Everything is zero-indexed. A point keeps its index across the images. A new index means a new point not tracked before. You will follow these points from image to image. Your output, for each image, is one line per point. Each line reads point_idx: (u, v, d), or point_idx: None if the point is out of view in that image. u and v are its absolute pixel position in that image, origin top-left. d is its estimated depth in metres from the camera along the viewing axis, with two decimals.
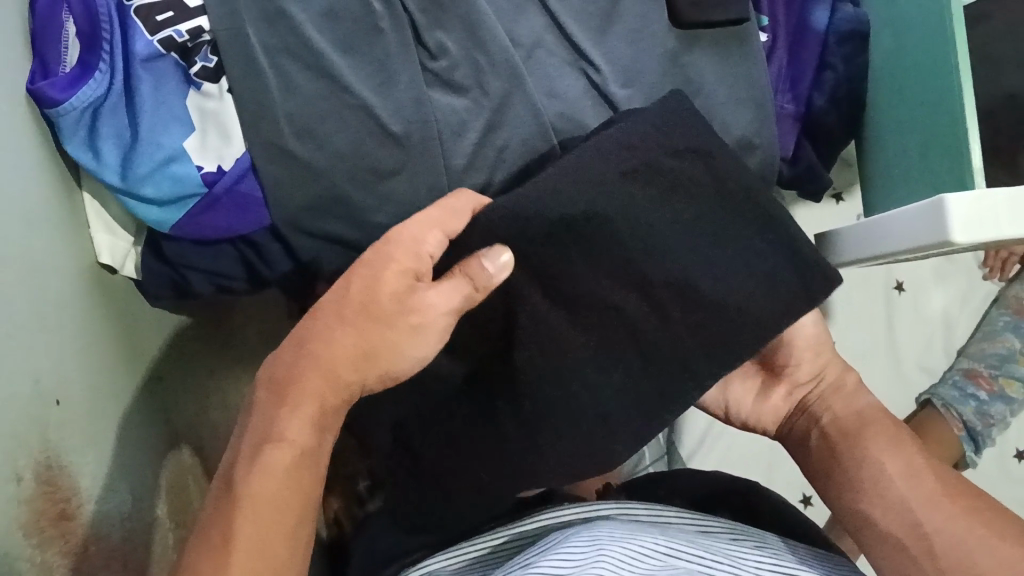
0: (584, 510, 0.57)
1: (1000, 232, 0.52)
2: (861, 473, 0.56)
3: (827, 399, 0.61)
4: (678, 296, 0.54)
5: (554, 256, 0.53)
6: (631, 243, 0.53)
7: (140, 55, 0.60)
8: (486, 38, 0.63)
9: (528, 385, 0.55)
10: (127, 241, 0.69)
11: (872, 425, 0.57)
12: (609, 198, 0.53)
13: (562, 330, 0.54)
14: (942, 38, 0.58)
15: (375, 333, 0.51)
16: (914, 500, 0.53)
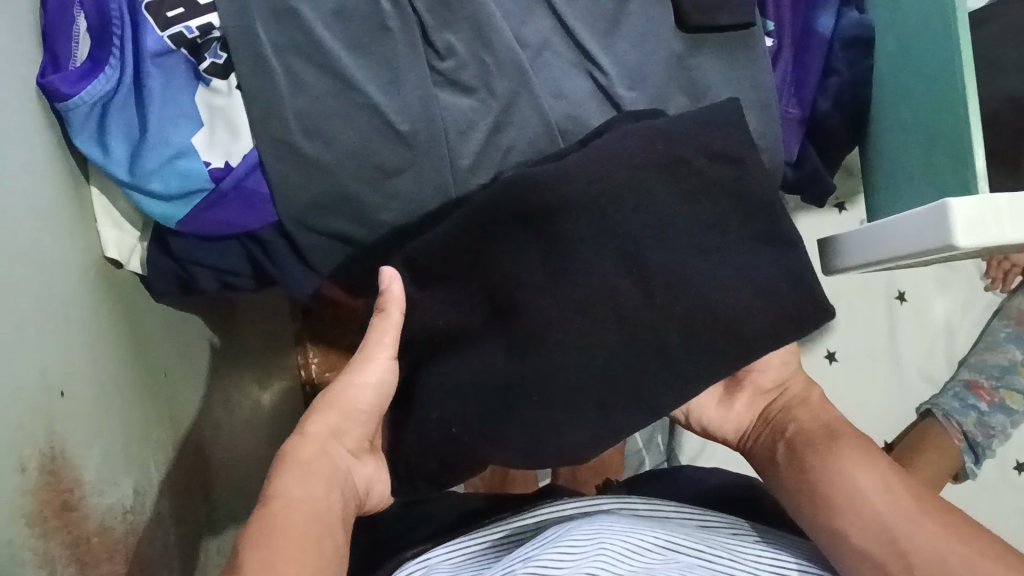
0: (583, 506, 0.58)
1: (1003, 237, 0.52)
2: (833, 486, 0.54)
3: (798, 412, 0.60)
4: (676, 296, 0.50)
5: (564, 223, 0.51)
6: (634, 219, 0.51)
7: (151, 50, 0.60)
8: (494, 39, 0.63)
9: (513, 351, 0.52)
10: (135, 236, 0.69)
11: (842, 439, 0.56)
12: (623, 174, 0.51)
13: (548, 301, 0.51)
14: (946, 44, 0.59)
15: (338, 393, 0.55)
16: (890, 517, 0.51)
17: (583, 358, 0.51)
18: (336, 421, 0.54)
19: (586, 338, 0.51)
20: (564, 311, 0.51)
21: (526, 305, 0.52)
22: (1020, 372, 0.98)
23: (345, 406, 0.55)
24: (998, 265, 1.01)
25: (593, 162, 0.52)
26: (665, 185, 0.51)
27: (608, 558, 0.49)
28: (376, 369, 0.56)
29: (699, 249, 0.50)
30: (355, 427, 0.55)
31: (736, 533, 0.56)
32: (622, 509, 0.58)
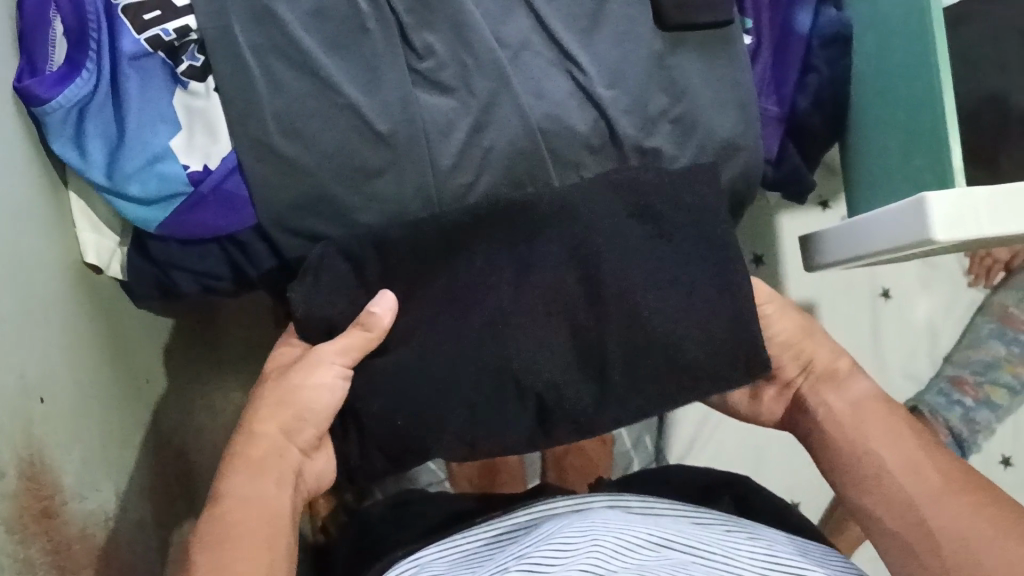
0: (577, 504, 0.59)
1: (981, 231, 0.53)
2: (865, 470, 0.56)
3: (826, 390, 0.61)
4: (625, 324, 0.57)
5: (535, 241, 0.58)
6: (592, 237, 0.58)
7: (127, 53, 0.60)
8: (473, 39, 0.63)
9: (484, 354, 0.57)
10: (114, 240, 0.69)
11: (876, 418, 0.58)
12: (588, 201, 0.58)
13: (515, 312, 0.57)
14: (922, 40, 0.59)
15: (289, 387, 0.58)
16: (918, 496, 0.53)
17: (537, 367, 0.57)
18: (285, 422, 0.57)
19: (546, 352, 0.57)
20: (525, 324, 0.57)
21: (490, 312, 0.58)
22: (1004, 367, 0.99)
23: (294, 411, 0.57)
24: (980, 261, 1.02)
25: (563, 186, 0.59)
26: (630, 219, 0.58)
27: (602, 556, 0.49)
28: (329, 377, 0.58)
29: (648, 286, 0.57)
30: (308, 427, 0.58)
31: (727, 530, 0.56)
32: (612, 506, 0.58)
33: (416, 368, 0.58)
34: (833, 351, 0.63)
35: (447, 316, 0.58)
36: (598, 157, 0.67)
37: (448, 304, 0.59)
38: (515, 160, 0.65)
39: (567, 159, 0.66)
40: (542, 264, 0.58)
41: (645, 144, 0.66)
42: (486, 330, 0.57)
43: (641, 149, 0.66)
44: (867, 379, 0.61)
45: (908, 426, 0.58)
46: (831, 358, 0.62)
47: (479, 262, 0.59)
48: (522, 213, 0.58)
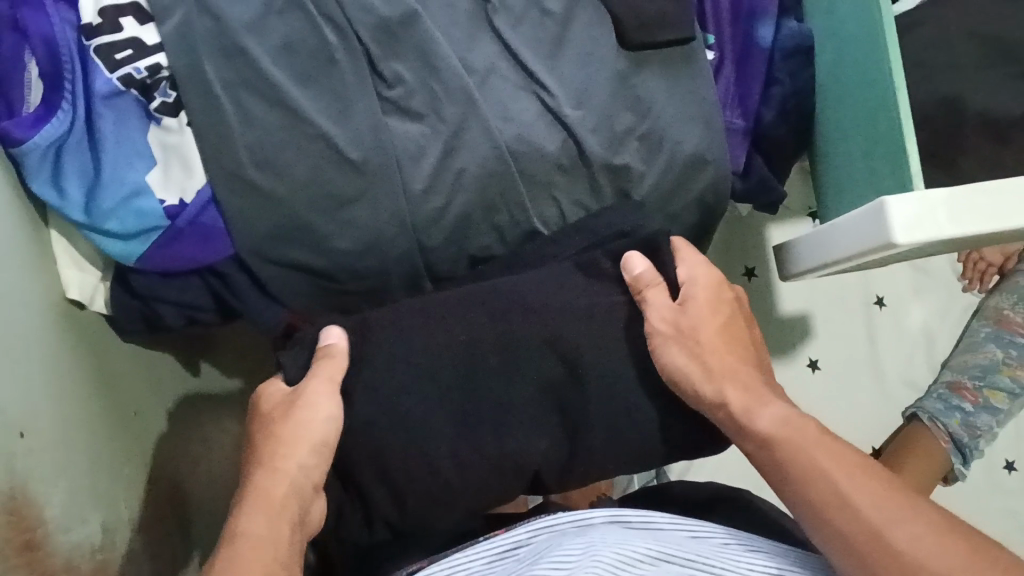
0: (577, 521, 0.58)
1: (942, 233, 0.54)
2: (813, 491, 0.53)
3: (739, 436, 0.59)
4: (609, 417, 0.64)
5: (519, 331, 0.63)
6: (567, 335, 0.63)
7: (101, 93, 0.61)
8: (440, 66, 0.65)
9: (480, 440, 0.63)
10: (96, 277, 0.70)
11: (802, 452, 0.55)
12: (569, 288, 0.65)
13: (509, 404, 0.63)
14: (874, 45, 0.61)
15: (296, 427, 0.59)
16: (873, 514, 0.51)
17: (526, 453, 0.63)
18: (301, 461, 0.59)
19: (532, 442, 0.63)
20: (520, 414, 0.63)
21: (486, 403, 0.63)
22: (1002, 371, 0.96)
23: (313, 442, 0.59)
24: (975, 265, 1.03)
25: (541, 282, 0.65)
26: (598, 300, 0.65)
27: (600, 569, 0.49)
28: (326, 405, 0.61)
29: (623, 369, 0.64)
30: (319, 463, 0.59)
31: (727, 541, 0.56)
32: (612, 521, 0.58)
33: (422, 448, 0.62)
34: (739, 385, 0.61)
35: (433, 404, 0.63)
36: (569, 176, 0.68)
37: (435, 394, 0.63)
38: (486, 183, 0.66)
39: (539, 179, 0.67)
40: (531, 352, 0.63)
41: (613, 161, 0.67)
42: (476, 425, 0.63)
43: (610, 166, 0.67)
44: (778, 405, 0.59)
45: (847, 452, 0.55)
46: (732, 390, 0.60)
47: (471, 362, 0.63)
48: (496, 309, 0.64)
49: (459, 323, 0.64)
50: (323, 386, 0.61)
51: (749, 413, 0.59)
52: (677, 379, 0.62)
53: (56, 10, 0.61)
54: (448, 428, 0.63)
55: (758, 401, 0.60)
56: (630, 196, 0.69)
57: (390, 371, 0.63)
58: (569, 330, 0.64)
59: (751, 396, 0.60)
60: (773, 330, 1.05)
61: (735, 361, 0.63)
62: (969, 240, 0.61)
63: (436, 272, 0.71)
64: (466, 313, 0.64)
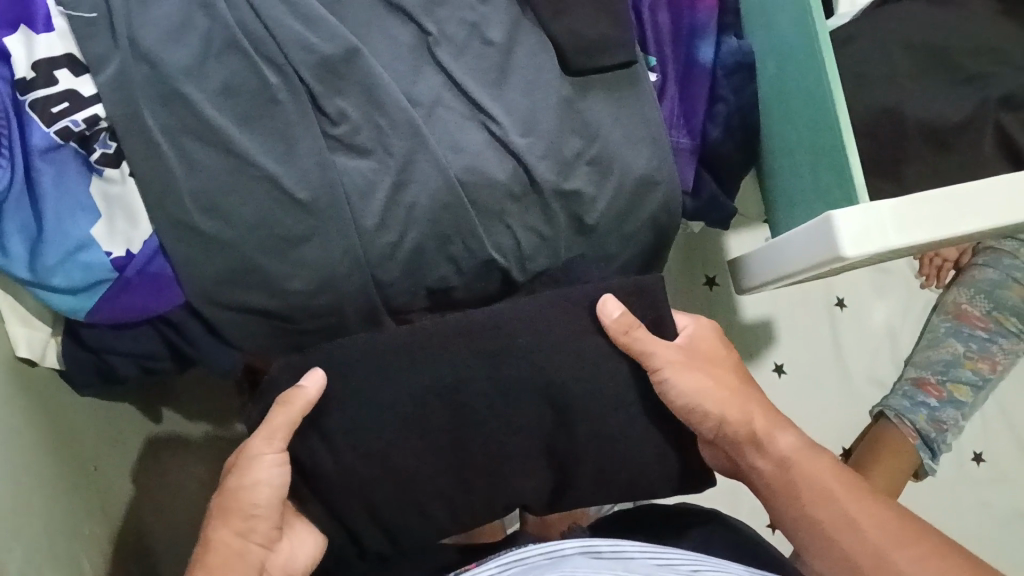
0: (549, 552, 0.56)
1: (888, 244, 0.54)
2: (823, 512, 0.61)
3: (755, 455, 0.65)
4: (596, 448, 0.65)
5: (508, 369, 0.63)
6: (555, 371, 0.64)
7: (38, 147, 0.60)
8: (385, 101, 0.65)
9: (479, 477, 0.65)
10: (45, 332, 0.69)
11: (815, 480, 0.63)
12: (557, 319, 0.65)
13: (501, 441, 0.64)
14: (812, 60, 0.62)
15: (237, 491, 0.60)
16: (882, 539, 0.59)
17: (520, 490, 0.66)
18: (239, 526, 0.60)
19: (526, 480, 0.66)
20: (517, 456, 0.65)
21: (481, 442, 0.64)
22: (965, 364, 0.97)
23: (243, 511, 0.60)
24: (930, 262, 1.04)
25: (528, 311, 0.64)
26: (586, 332, 0.65)
27: None
28: (268, 469, 0.60)
29: (611, 410, 0.65)
30: (262, 524, 0.61)
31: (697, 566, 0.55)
32: (584, 551, 0.56)
33: (423, 489, 0.64)
34: (753, 410, 0.66)
35: (429, 455, 0.64)
36: (521, 204, 0.68)
37: (427, 434, 0.63)
38: (438, 216, 0.66)
39: (491, 209, 0.67)
40: (526, 396, 0.64)
41: (564, 186, 0.67)
42: (473, 471, 0.65)
43: (561, 191, 0.67)
44: (791, 431, 0.66)
45: (844, 474, 0.64)
46: (746, 419, 0.65)
47: (466, 408, 0.63)
48: (485, 346, 0.63)
49: (449, 364, 0.63)
50: (269, 446, 0.60)
51: (770, 436, 0.65)
52: (694, 405, 0.64)
53: None
54: (453, 469, 0.64)
55: (776, 425, 0.66)
56: (584, 221, 0.69)
57: (385, 422, 0.63)
58: (563, 374, 0.64)
59: (770, 422, 0.66)
60: (737, 339, 1.05)
61: (744, 390, 0.68)
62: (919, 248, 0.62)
63: (394, 306, 0.70)
64: (456, 353, 0.63)
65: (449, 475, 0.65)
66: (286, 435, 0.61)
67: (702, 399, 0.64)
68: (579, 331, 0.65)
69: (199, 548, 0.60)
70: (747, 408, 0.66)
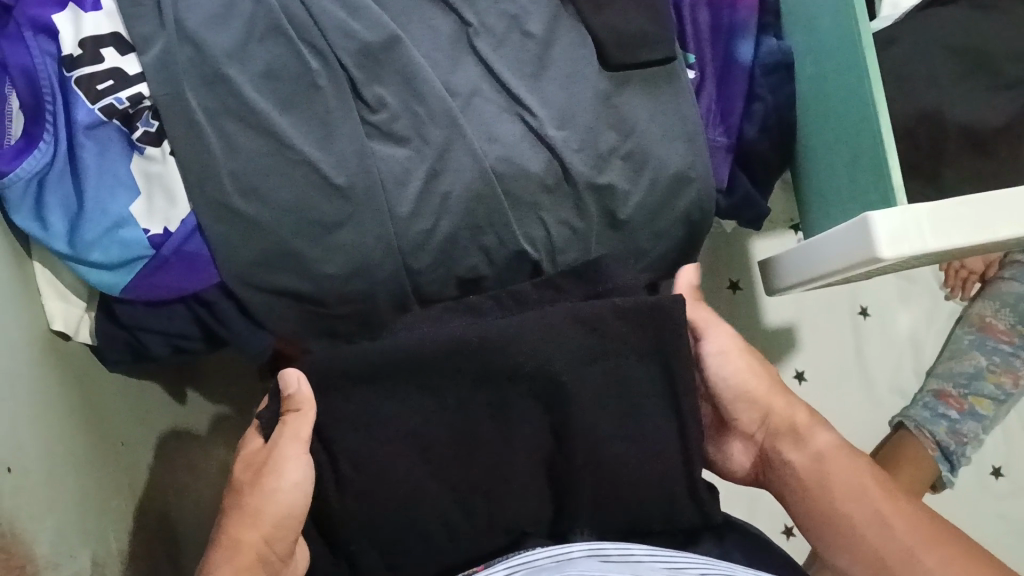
0: (555, 555, 0.54)
1: (926, 246, 0.54)
2: (849, 509, 0.58)
3: (792, 449, 0.63)
4: (597, 473, 0.64)
5: (507, 383, 0.63)
6: (553, 391, 0.63)
7: (83, 123, 0.61)
8: (423, 89, 0.65)
9: (478, 499, 0.64)
10: (80, 307, 0.70)
11: (849, 475, 0.60)
12: (559, 341, 0.63)
13: (498, 459, 0.64)
14: (854, 61, 0.62)
15: (263, 497, 0.60)
16: (909, 539, 0.56)
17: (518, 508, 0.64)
18: (267, 532, 0.60)
19: (524, 497, 0.64)
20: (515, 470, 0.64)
21: (479, 459, 0.63)
22: (987, 377, 0.97)
23: (271, 516, 0.60)
24: (955, 273, 1.03)
25: (533, 332, 0.63)
26: (586, 353, 0.64)
27: None
28: (295, 474, 0.61)
29: (615, 423, 0.65)
30: (286, 532, 0.61)
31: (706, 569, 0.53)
32: (593, 556, 0.54)
33: (420, 505, 0.63)
34: (796, 406, 0.66)
35: (422, 461, 0.63)
36: (554, 196, 0.68)
37: (426, 444, 0.63)
38: (472, 205, 0.66)
39: (524, 200, 0.68)
40: (523, 411, 0.64)
41: (599, 181, 0.68)
42: (466, 481, 0.63)
43: (595, 185, 0.68)
44: (828, 431, 0.64)
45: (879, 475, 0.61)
46: (790, 411, 0.65)
47: (464, 414, 0.63)
48: (487, 362, 0.62)
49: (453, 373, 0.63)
50: (292, 450, 0.61)
51: (810, 432, 0.64)
52: (741, 387, 0.66)
53: (36, 42, 0.60)
54: (452, 485, 0.63)
55: (817, 424, 0.64)
56: (617, 215, 0.69)
57: (386, 434, 0.63)
58: (551, 381, 0.63)
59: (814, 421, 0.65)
60: (759, 342, 1.05)
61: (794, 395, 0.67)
62: (954, 252, 0.62)
63: (424, 294, 0.70)
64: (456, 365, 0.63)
65: (449, 492, 0.63)
66: (303, 441, 0.62)
67: (746, 382, 0.66)
68: (576, 348, 0.64)
69: (218, 551, 0.60)
70: (793, 405, 0.65)
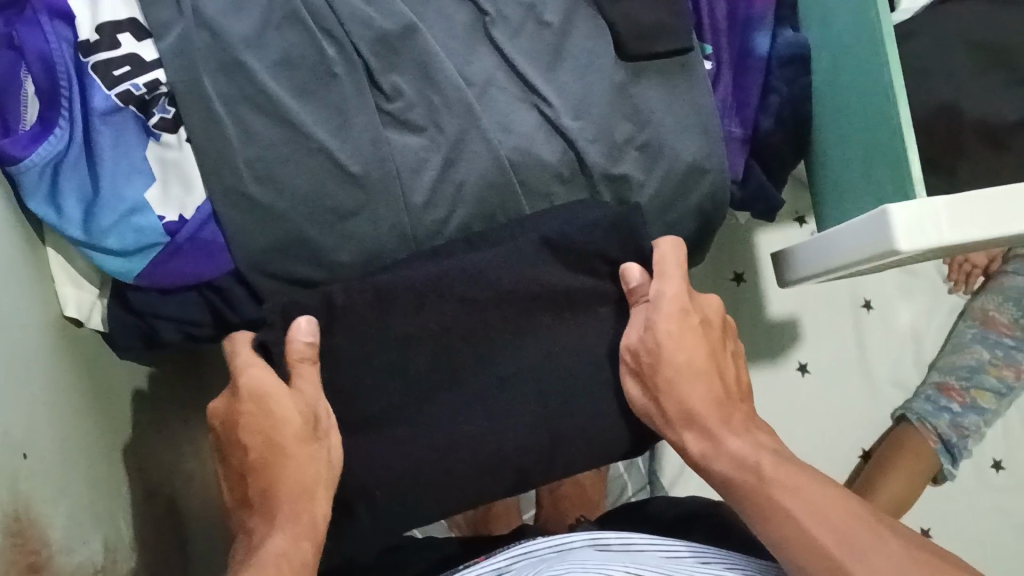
0: (557, 545, 0.53)
1: (943, 238, 0.54)
2: (775, 519, 0.53)
3: (713, 456, 0.58)
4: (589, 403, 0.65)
5: (483, 321, 0.64)
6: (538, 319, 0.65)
7: (99, 109, 0.61)
8: (439, 77, 0.65)
9: (463, 428, 0.64)
10: (93, 293, 0.70)
11: (769, 483, 0.55)
12: (542, 268, 0.65)
13: (481, 392, 0.64)
14: (874, 53, 0.62)
15: (319, 443, 0.60)
16: (835, 549, 0.50)
17: (509, 448, 0.64)
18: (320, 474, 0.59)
19: (513, 436, 0.64)
20: (511, 412, 0.64)
21: (462, 394, 0.64)
22: (988, 371, 0.96)
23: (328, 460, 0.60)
24: (959, 268, 1.03)
25: (513, 271, 0.64)
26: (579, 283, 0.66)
27: None
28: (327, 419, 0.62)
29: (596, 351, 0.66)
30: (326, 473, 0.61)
31: (703, 558, 0.53)
32: (594, 545, 0.53)
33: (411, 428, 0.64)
34: (716, 406, 0.60)
35: (412, 410, 0.64)
36: (568, 187, 0.68)
37: (413, 376, 0.64)
38: (486, 194, 0.66)
39: (539, 190, 0.68)
40: (503, 341, 0.65)
41: (613, 171, 0.68)
42: (454, 434, 0.64)
43: (609, 175, 0.68)
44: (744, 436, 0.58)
45: (810, 481, 0.55)
46: (716, 417, 0.60)
47: (451, 348, 0.64)
48: (465, 290, 0.64)
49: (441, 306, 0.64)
50: (317, 395, 0.61)
51: (719, 438, 0.58)
52: (666, 392, 0.61)
53: (52, 26, 0.60)
54: (440, 413, 0.64)
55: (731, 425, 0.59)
56: (630, 206, 0.69)
57: (376, 365, 0.64)
58: (530, 310, 0.65)
59: (731, 419, 0.60)
60: (763, 333, 1.05)
61: (725, 383, 0.61)
62: (964, 247, 0.62)
63: None
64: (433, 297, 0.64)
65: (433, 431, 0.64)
66: (318, 386, 0.62)
67: (680, 382, 0.60)
68: (562, 279, 0.66)
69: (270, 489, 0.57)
70: (711, 400, 0.60)
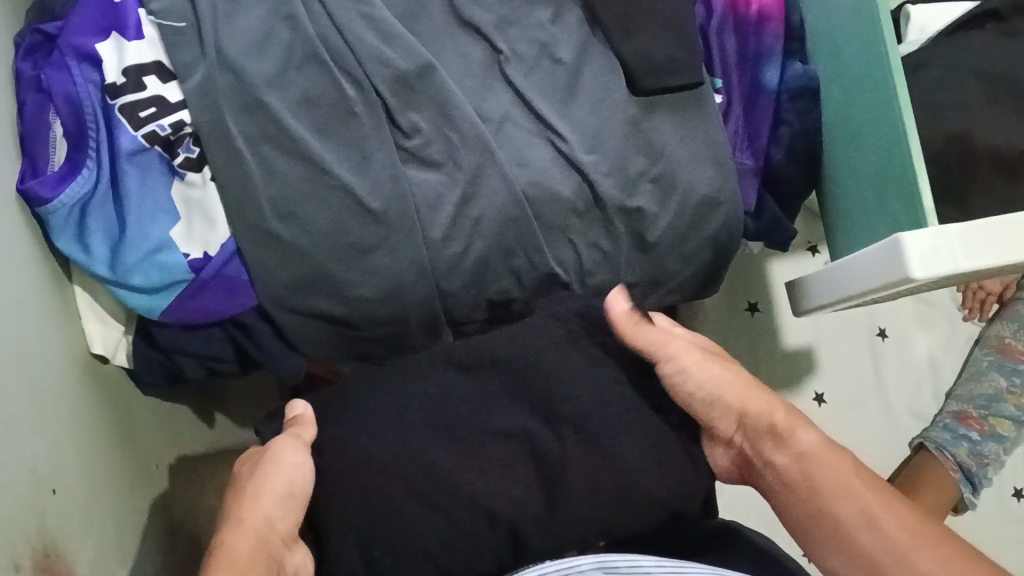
0: (561, 568, 0.52)
1: (956, 266, 0.55)
2: (840, 509, 0.52)
3: (772, 451, 0.56)
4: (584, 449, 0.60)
5: (477, 379, 0.63)
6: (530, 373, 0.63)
7: (125, 149, 0.62)
8: (457, 116, 0.66)
9: (451, 477, 0.58)
10: (118, 329, 0.71)
11: (826, 476, 0.53)
12: (542, 338, 0.65)
13: (473, 442, 0.60)
14: (883, 86, 0.63)
15: (275, 479, 0.55)
16: (901, 535, 0.50)
17: (501, 498, 0.58)
18: (268, 510, 0.54)
19: (505, 489, 0.58)
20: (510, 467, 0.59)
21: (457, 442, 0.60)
22: (1007, 400, 0.96)
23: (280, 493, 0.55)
24: (974, 294, 1.04)
25: (511, 340, 0.64)
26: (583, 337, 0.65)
27: None
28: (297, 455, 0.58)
29: (598, 404, 0.62)
30: (291, 512, 0.55)
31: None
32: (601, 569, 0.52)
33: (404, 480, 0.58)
34: (775, 406, 0.59)
35: (402, 455, 0.59)
36: (584, 220, 0.69)
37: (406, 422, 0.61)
38: (503, 228, 0.67)
39: (555, 224, 0.69)
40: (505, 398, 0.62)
41: (628, 204, 0.69)
42: (452, 484, 0.58)
43: (624, 209, 0.69)
44: (813, 429, 0.57)
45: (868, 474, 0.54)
46: (766, 414, 0.58)
47: (449, 400, 0.62)
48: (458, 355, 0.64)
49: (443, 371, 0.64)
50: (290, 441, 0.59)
51: (792, 433, 0.56)
52: (711, 399, 0.60)
53: (80, 70, 0.62)
54: (429, 464, 0.58)
55: (798, 421, 0.57)
56: (645, 237, 0.70)
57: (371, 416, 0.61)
58: (530, 361, 0.63)
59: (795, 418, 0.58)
60: (779, 363, 1.05)
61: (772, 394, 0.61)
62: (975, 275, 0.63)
63: (456, 316, 0.71)
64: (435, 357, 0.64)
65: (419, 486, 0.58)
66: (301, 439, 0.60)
67: (720, 391, 0.60)
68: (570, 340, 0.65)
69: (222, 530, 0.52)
70: (771, 402, 0.59)
